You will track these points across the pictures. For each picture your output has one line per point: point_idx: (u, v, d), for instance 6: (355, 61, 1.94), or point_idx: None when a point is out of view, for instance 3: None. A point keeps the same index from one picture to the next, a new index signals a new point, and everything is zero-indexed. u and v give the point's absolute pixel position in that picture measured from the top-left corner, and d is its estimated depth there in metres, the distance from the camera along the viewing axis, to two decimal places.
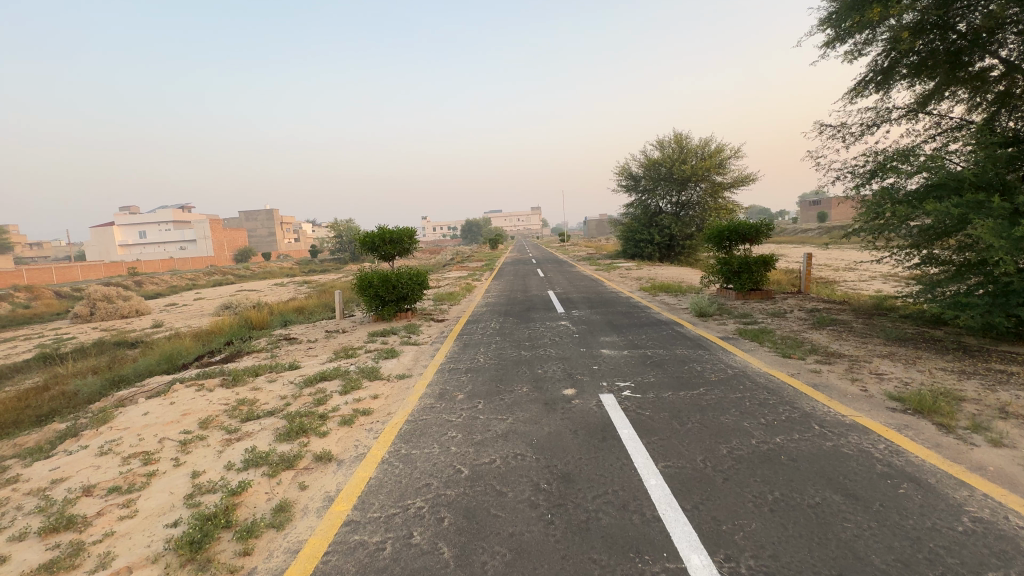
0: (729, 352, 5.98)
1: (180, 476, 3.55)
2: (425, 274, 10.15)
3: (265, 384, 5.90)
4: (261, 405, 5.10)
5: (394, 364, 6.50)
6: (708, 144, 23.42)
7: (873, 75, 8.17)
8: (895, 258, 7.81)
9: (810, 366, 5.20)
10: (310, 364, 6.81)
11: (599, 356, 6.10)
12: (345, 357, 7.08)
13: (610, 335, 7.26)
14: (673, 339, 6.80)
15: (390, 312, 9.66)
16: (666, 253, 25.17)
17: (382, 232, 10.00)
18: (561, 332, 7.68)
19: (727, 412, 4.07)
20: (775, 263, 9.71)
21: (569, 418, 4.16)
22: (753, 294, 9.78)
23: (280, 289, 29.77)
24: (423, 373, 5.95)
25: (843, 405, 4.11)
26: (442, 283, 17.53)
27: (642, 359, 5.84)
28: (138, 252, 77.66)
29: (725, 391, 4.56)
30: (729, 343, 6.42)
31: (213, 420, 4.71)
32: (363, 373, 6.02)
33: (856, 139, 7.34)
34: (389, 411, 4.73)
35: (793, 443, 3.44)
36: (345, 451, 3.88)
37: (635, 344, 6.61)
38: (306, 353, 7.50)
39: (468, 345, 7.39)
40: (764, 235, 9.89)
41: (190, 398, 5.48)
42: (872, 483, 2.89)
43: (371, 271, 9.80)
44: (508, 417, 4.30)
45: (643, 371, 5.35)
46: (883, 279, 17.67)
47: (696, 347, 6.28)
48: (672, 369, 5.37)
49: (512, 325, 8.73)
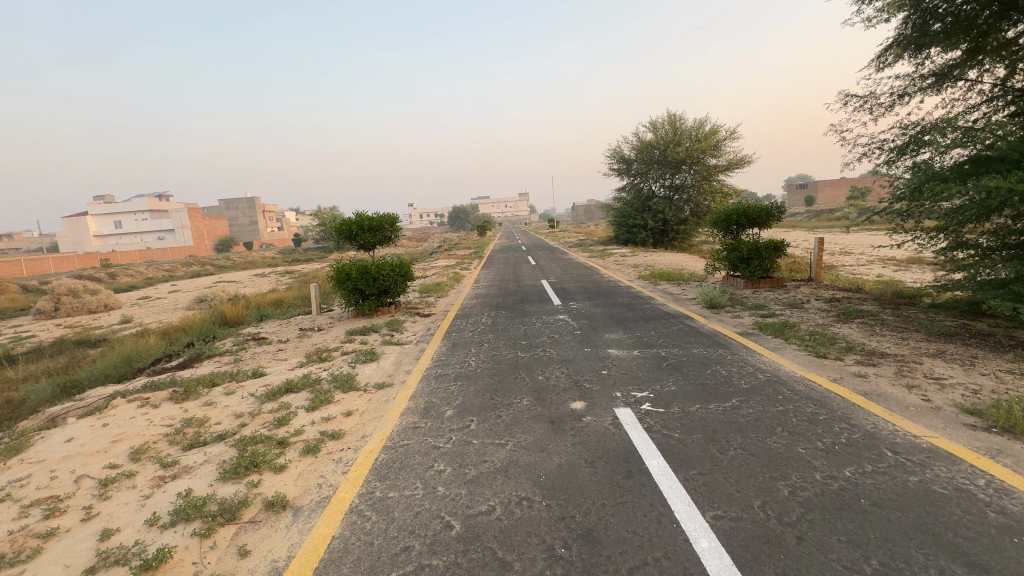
0: (754, 351, 5.27)
1: (85, 538, 2.74)
2: (409, 264, 9.28)
3: (221, 398, 5.05)
4: (211, 428, 4.28)
5: (373, 370, 5.68)
6: (702, 125, 22.66)
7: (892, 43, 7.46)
8: (918, 243, 7.20)
9: (852, 369, 4.51)
10: (277, 371, 5.96)
11: (608, 358, 5.35)
12: (318, 361, 6.24)
13: (616, 331, 6.51)
14: (687, 335, 6.08)
15: (371, 307, 8.81)
16: (660, 238, 24.47)
17: (360, 219, 9.08)
18: (560, 328, 6.92)
19: (774, 433, 3.36)
20: (786, 248, 9.07)
21: (582, 442, 3.41)
22: (763, 282, 9.12)
23: (260, 281, 28.46)
24: (405, 382, 5.15)
25: (908, 421, 3.41)
26: (428, 273, 16.56)
27: (656, 362, 5.10)
28: (114, 242, 75.01)
29: (764, 404, 3.83)
30: (751, 340, 5.72)
31: (148, 449, 3.88)
32: (337, 383, 5.20)
33: (886, 110, 6.61)
34: (363, 434, 3.93)
35: (869, 480, 2.73)
36: (305, 493, 3.09)
37: (645, 342, 5.88)
38: (274, 357, 6.63)
39: (458, 344, 6.60)
40: (775, 219, 9.22)
41: (128, 418, 4.62)
42: (996, 544, 2.17)
43: (349, 263, 8.92)
44: (507, 442, 3.53)
45: (661, 377, 4.62)
46: (883, 264, 17.16)
47: (715, 345, 5.56)
48: (694, 375, 4.65)
49: (505, 319, 7.94)
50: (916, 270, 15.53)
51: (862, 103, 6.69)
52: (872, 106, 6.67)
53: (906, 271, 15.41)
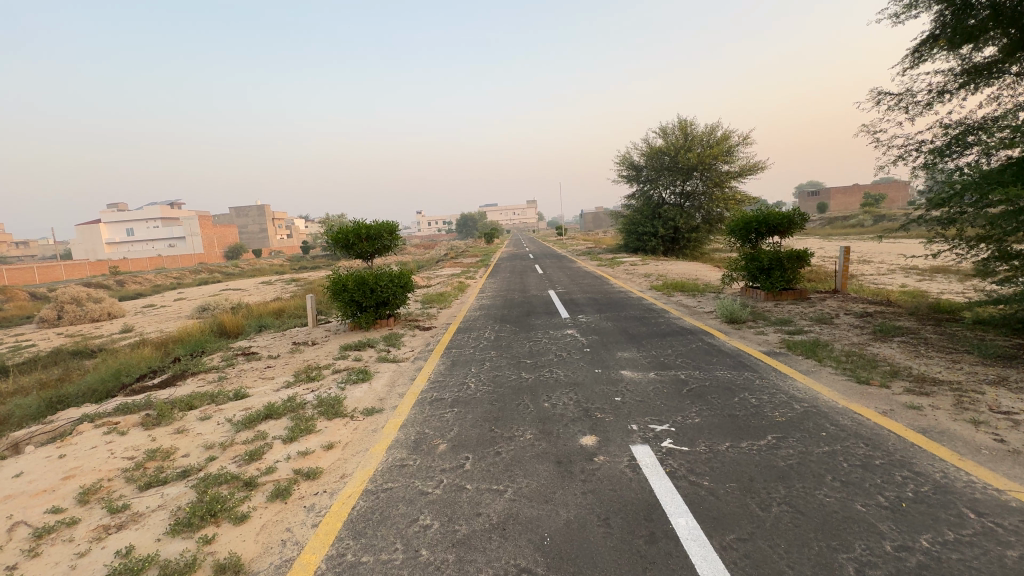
0: (786, 374, 4.71)
1: None
2: (409, 274, 8.82)
3: (194, 425, 4.59)
4: (176, 462, 3.82)
5: (363, 393, 5.20)
6: (714, 130, 22.14)
7: (921, 39, 6.93)
8: (956, 253, 6.61)
9: (902, 399, 3.94)
10: (261, 392, 5.50)
11: (621, 382, 4.82)
12: (306, 381, 5.78)
13: (628, 349, 5.98)
14: (707, 355, 5.53)
15: (369, 320, 8.35)
16: (671, 246, 23.86)
17: (357, 227, 8.66)
18: (568, 345, 6.41)
19: (824, 483, 2.81)
20: (810, 258, 8.50)
21: (594, 491, 2.90)
22: (785, 294, 8.52)
23: (265, 289, 28.27)
24: (396, 407, 4.66)
25: (984, 470, 2.84)
26: (431, 283, 16.10)
27: (675, 387, 4.56)
28: (125, 250, 75.73)
29: (806, 444, 3.28)
30: (779, 361, 5.17)
31: (101, 489, 3.42)
32: (322, 408, 4.72)
33: (922, 110, 6.07)
34: (342, 473, 3.44)
35: (955, 553, 2.18)
36: (264, 553, 2.60)
37: (661, 362, 5.34)
38: (261, 375, 6.17)
39: (457, 362, 6.11)
40: (798, 227, 8.65)
41: (89, 447, 4.18)
42: None
43: (346, 273, 8.49)
44: (506, 488, 3.02)
45: (681, 406, 4.09)
46: (907, 274, 16.44)
47: (739, 367, 5.01)
48: (719, 403, 4.12)
49: (509, 334, 7.44)
50: (942, 280, 14.86)
51: (897, 101, 6.15)
52: (908, 104, 6.12)
53: (932, 282, 14.74)
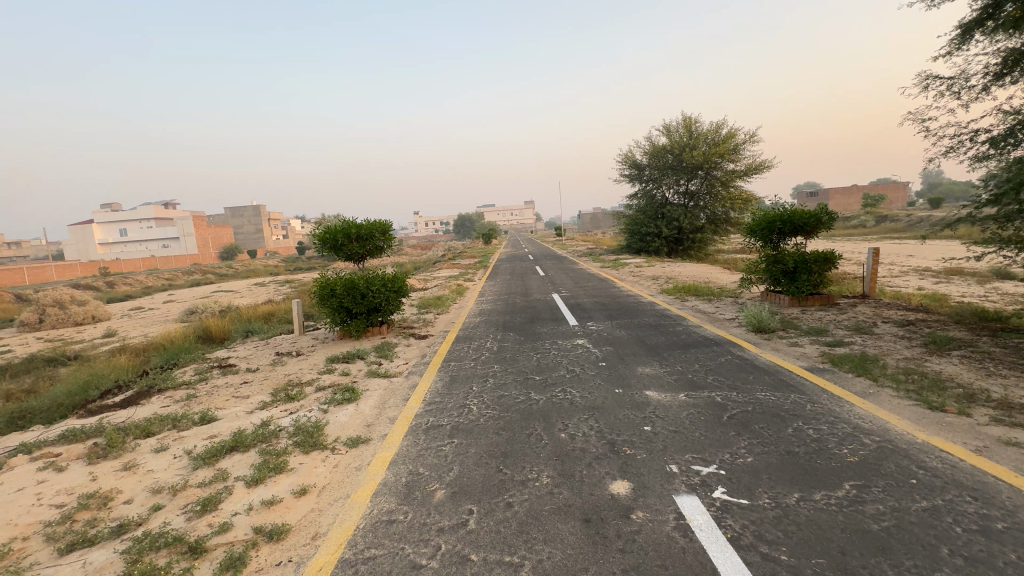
0: (840, 398, 4.04)
1: None
2: (403, 278, 8.13)
3: (145, 459, 3.88)
4: (113, 513, 3.11)
5: (348, 417, 4.49)
6: (719, 128, 21.54)
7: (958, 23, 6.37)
8: (1010, 256, 5.96)
9: (994, 433, 3.25)
10: (231, 415, 4.79)
11: (648, 406, 4.14)
12: (284, 401, 5.06)
13: (650, 364, 5.30)
14: (743, 372, 4.85)
15: (359, 328, 7.66)
16: (674, 247, 23.24)
17: (347, 226, 7.96)
18: (582, 358, 5.73)
19: (943, 562, 2.12)
20: (837, 260, 7.85)
21: (638, 568, 2.22)
22: (812, 300, 7.85)
23: (256, 291, 27.52)
24: (386, 438, 3.97)
25: None
26: (428, 286, 15.34)
27: (714, 414, 3.87)
28: (118, 250, 74.68)
29: (898, 497, 2.60)
30: (828, 380, 4.49)
31: (8, 555, 2.71)
32: (298, 437, 4.02)
33: (973, 98, 5.46)
34: (314, 532, 2.74)
35: None
36: None
37: (690, 381, 4.66)
38: (234, 394, 5.46)
39: (456, 378, 5.42)
40: (826, 227, 7.97)
41: (14, 491, 3.47)
42: None
43: (334, 276, 7.80)
44: (522, 561, 2.33)
45: (727, 440, 3.41)
46: (922, 277, 15.83)
47: (784, 388, 4.33)
48: (770, 436, 3.44)
49: (513, 345, 6.74)
50: (960, 283, 14.27)
51: (947, 87, 5.53)
52: (960, 89, 5.50)
53: (949, 285, 14.13)
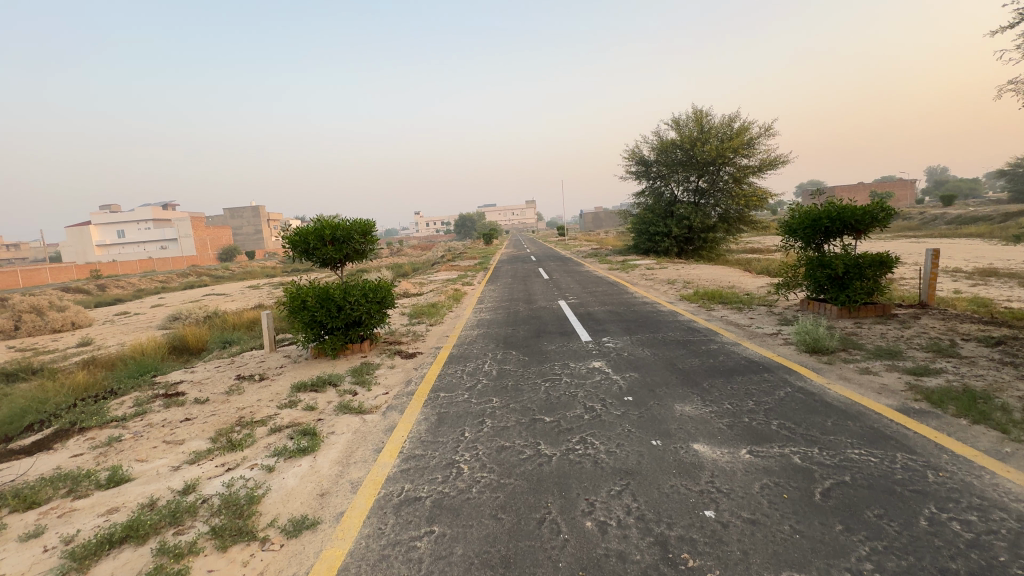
0: (971, 463, 2.91)
1: None
2: (386, 285, 7.00)
3: (3, 553, 2.77)
4: None
5: (299, 480, 3.37)
6: (732, 121, 20.36)
7: None
8: None
9: None
10: (152, 472, 3.68)
11: (702, 471, 3.01)
12: (225, 451, 3.95)
13: (689, 400, 4.16)
14: (816, 415, 3.71)
15: (335, 346, 6.53)
16: (685, 247, 22.08)
17: (320, 226, 6.84)
18: (602, 390, 4.59)
19: None
20: (894, 263, 6.69)
21: None
22: (865, 310, 6.71)
23: (246, 294, 26.44)
24: (339, 522, 2.82)
25: None
26: (424, 291, 14.17)
27: (800, 489, 2.74)
28: (115, 252, 73.67)
29: None
30: (940, 431, 3.33)
31: None
32: (220, 518, 2.90)
33: None
34: None
35: None
36: None
37: (750, 429, 3.54)
38: (168, 438, 4.34)
39: (445, 418, 4.28)
40: (880, 224, 6.79)
41: None
42: None
43: (307, 285, 6.69)
44: None
45: (838, 545, 2.27)
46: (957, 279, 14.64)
47: (885, 445, 3.18)
48: (900, 537, 2.31)
49: (516, 368, 5.61)
50: (1001, 285, 13.08)
51: None
52: None
53: (987, 287, 12.96)
